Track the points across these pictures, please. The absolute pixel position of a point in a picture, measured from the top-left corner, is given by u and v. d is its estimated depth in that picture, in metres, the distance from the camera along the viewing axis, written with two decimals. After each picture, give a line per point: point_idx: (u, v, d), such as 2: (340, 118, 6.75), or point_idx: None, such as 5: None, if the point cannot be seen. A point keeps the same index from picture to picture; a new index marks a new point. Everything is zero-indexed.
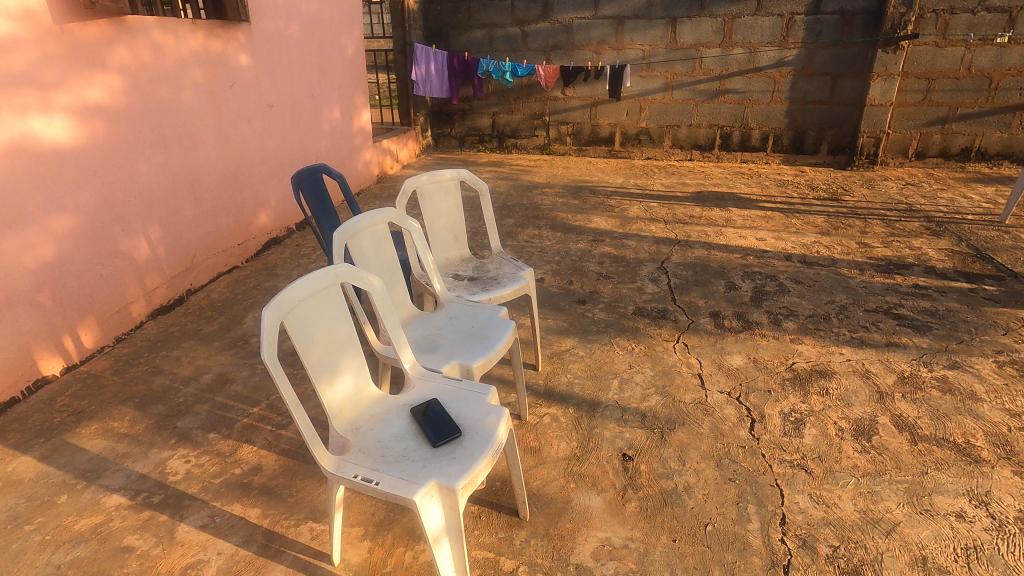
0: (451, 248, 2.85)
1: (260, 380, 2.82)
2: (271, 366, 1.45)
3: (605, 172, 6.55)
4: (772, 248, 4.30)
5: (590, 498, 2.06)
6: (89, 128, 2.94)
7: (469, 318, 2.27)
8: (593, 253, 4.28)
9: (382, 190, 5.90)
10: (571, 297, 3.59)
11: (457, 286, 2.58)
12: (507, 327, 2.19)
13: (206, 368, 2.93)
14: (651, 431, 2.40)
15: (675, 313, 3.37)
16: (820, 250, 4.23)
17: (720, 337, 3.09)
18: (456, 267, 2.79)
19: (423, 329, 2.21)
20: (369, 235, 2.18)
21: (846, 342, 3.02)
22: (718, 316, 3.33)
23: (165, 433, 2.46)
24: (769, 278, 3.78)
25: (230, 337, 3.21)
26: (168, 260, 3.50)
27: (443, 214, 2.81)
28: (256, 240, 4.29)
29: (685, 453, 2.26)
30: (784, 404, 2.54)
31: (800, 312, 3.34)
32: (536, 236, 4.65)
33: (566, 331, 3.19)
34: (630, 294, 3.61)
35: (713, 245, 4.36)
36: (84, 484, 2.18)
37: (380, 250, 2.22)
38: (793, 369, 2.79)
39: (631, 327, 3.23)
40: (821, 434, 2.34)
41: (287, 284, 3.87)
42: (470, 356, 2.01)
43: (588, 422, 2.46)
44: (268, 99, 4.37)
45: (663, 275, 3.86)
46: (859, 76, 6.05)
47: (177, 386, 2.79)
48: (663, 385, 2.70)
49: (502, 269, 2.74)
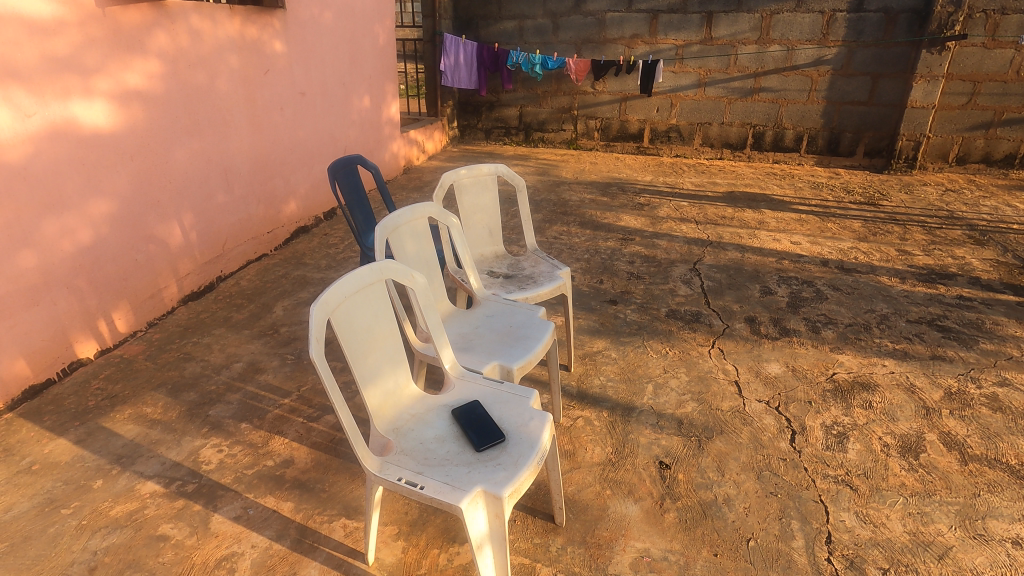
0: (486, 244, 2.80)
1: (291, 370, 2.81)
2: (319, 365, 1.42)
3: (634, 169, 6.45)
4: (808, 252, 4.19)
5: (627, 506, 2.01)
6: (128, 113, 2.94)
7: (507, 318, 2.22)
8: (623, 251, 4.21)
9: (409, 181, 5.87)
10: (602, 296, 3.53)
11: (493, 283, 2.54)
12: (546, 328, 2.14)
13: (237, 357, 2.92)
14: (687, 438, 2.34)
15: (709, 317, 3.29)
16: (858, 256, 4.12)
17: (757, 344, 3.02)
18: (491, 263, 2.75)
19: (460, 327, 2.17)
20: (409, 230, 2.14)
21: (889, 354, 2.92)
22: (754, 321, 3.24)
23: (197, 422, 2.45)
24: (806, 284, 3.68)
25: (260, 326, 3.21)
26: (200, 247, 3.51)
27: (479, 209, 2.76)
28: (285, 228, 4.29)
29: (724, 463, 2.20)
30: (825, 416, 2.46)
31: (840, 320, 3.24)
32: (565, 232, 4.59)
33: (599, 331, 3.14)
34: (662, 296, 3.54)
35: (746, 247, 4.26)
36: (118, 470, 2.19)
37: (420, 246, 2.18)
38: (834, 380, 2.71)
39: (664, 330, 3.16)
40: (866, 450, 2.27)
41: (315, 273, 3.86)
42: (511, 357, 1.96)
43: (623, 427, 2.41)
44: (301, 87, 4.35)
45: (696, 277, 3.78)
46: (901, 77, 5.87)
47: (209, 373, 2.80)
48: (699, 391, 2.64)
49: (538, 267, 2.68)
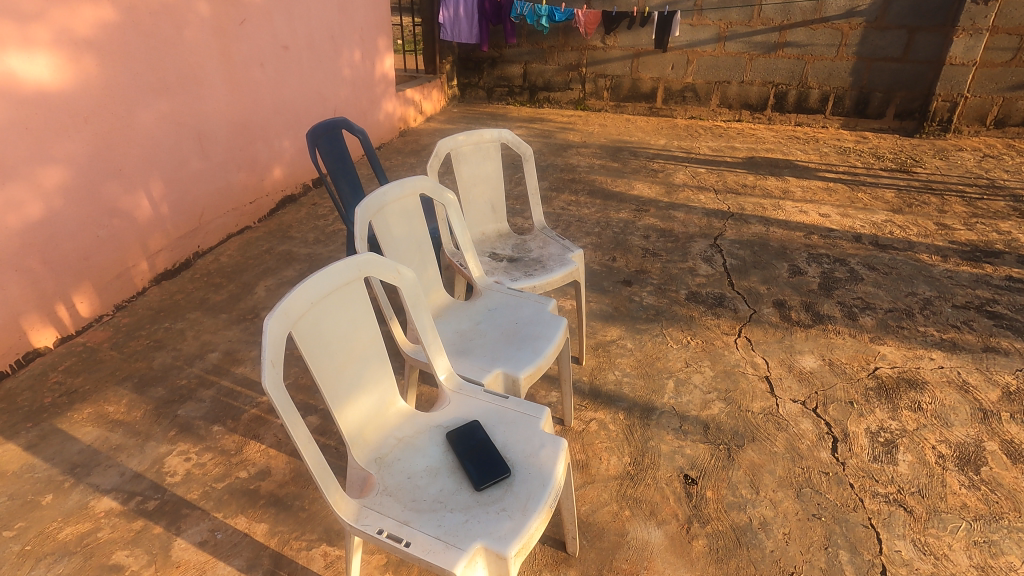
0: (488, 222, 2.48)
1: None
2: (275, 396, 1.09)
3: (646, 131, 6.02)
4: (839, 225, 3.85)
5: (649, 531, 1.76)
6: (78, 68, 2.56)
7: (512, 313, 1.91)
8: (637, 224, 3.87)
9: (405, 145, 5.47)
10: (615, 276, 3.22)
11: (495, 268, 2.23)
12: (557, 326, 1.83)
13: (212, 346, 2.64)
14: (715, 447, 2.08)
15: (734, 301, 2.99)
16: (894, 230, 3.77)
17: (789, 333, 2.72)
18: (492, 244, 2.43)
19: (458, 325, 1.87)
20: (397, 209, 1.80)
21: (936, 345, 2.63)
22: (784, 306, 2.94)
23: (163, 423, 2.19)
24: (839, 262, 3.36)
25: (240, 310, 2.91)
26: (173, 220, 3.17)
27: (479, 181, 2.41)
28: (270, 198, 3.94)
29: (758, 478, 1.94)
30: (870, 420, 2.19)
31: (879, 305, 2.93)
32: (573, 202, 4.23)
33: (612, 317, 2.84)
34: (681, 276, 3.22)
35: (771, 220, 3.92)
36: (72, 483, 1.94)
37: (410, 227, 1.85)
38: (877, 376, 2.43)
39: (684, 316, 2.86)
40: (918, 462, 2.00)
41: (302, 248, 3.54)
42: (517, 364, 1.66)
43: (642, 432, 2.15)
44: (284, 40, 3.92)
45: (717, 254, 3.45)
46: (940, 31, 5.35)
47: (181, 364, 2.51)
48: (726, 389, 2.36)
49: (546, 249, 2.36)
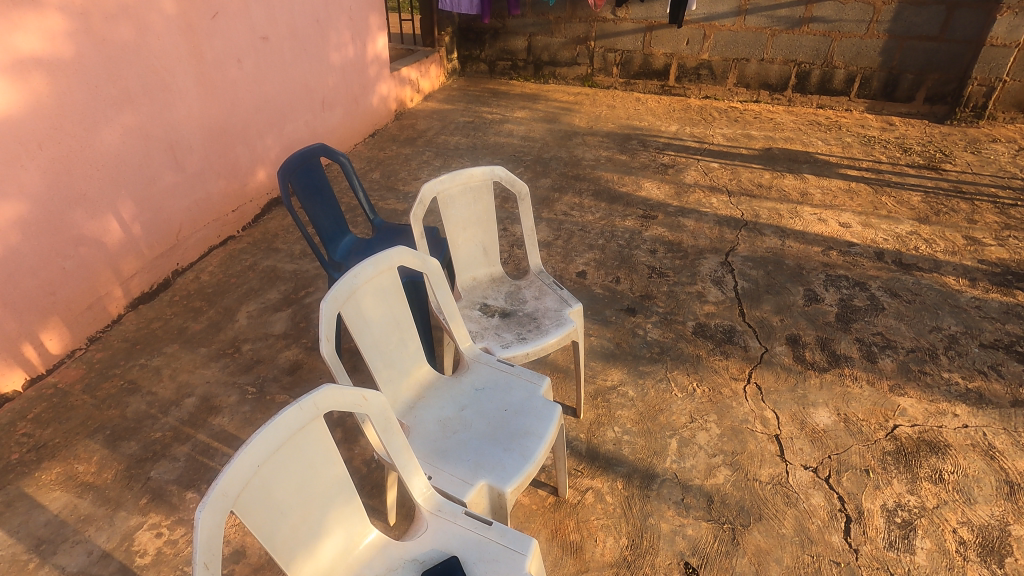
0: (479, 265, 2.28)
1: (250, 411, 2.39)
2: None
3: (657, 114, 5.66)
4: (859, 238, 3.60)
5: None
6: (27, 89, 2.32)
7: (501, 396, 1.74)
8: (644, 235, 3.63)
9: (400, 131, 5.17)
10: (618, 303, 3.02)
11: (485, 329, 2.03)
12: (550, 417, 1.66)
13: (190, 390, 2.49)
14: (719, 527, 1.94)
15: (744, 336, 2.80)
16: (919, 245, 3.52)
17: (802, 379, 2.55)
18: (484, 292, 2.23)
19: (442, 413, 1.70)
20: (370, 289, 1.61)
21: (960, 396, 2.45)
22: (798, 344, 2.75)
23: (135, 489, 2.07)
24: (858, 287, 3.15)
25: (220, 343, 2.75)
26: (148, 240, 2.99)
27: (469, 223, 2.20)
28: (254, 203, 3.71)
29: (764, 569, 1.82)
30: (886, 495, 2.04)
31: (900, 344, 2.74)
32: (576, 206, 3.99)
33: (614, 356, 2.66)
34: (688, 302, 3.02)
35: (787, 231, 3.67)
36: (36, 564, 1.84)
37: (385, 307, 1.66)
38: (896, 437, 2.27)
39: (690, 355, 2.68)
40: (938, 550, 1.86)
41: (288, 262, 3.34)
42: (504, 474, 1.50)
43: (641, 506, 2.01)
44: (262, 31, 3.60)
45: (728, 275, 3.24)
46: (982, 7, 4.89)
47: (155, 413, 2.38)
48: (733, 453, 2.21)
49: (542, 301, 2.16)
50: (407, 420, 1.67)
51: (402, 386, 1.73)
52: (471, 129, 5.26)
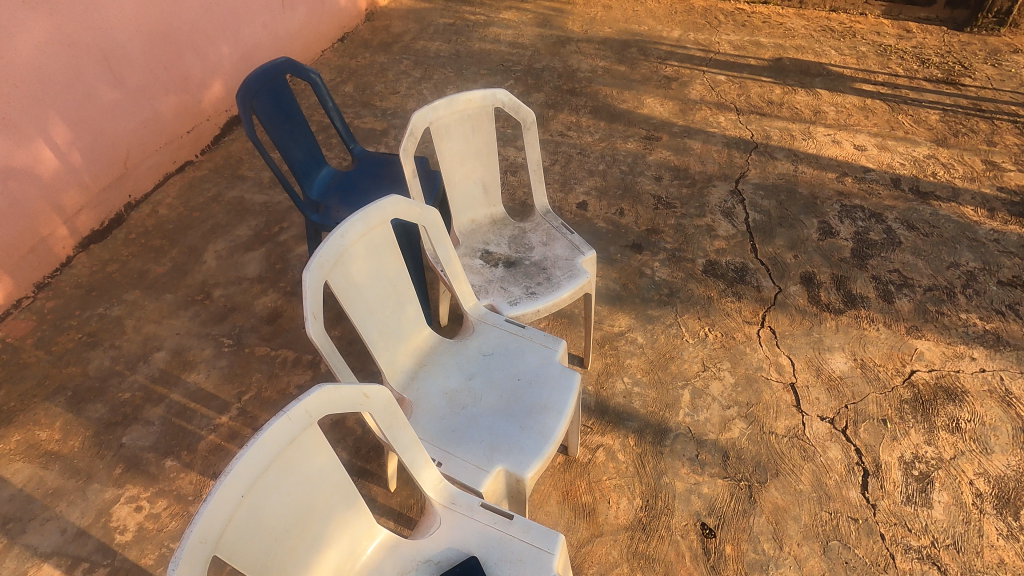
0: (478, 206, 2.02)
1: (228, 366, 2.18)
2: None
3: (657, 17, 5.12)
4: (875, 162, 3.37)
5: None
6: None
7: (513, 363, 1.55)
8: (648, 160, 3.34)
9: (373, 35, 4.58)
10: (623, 239, 2.80)
11: (490, 283, 1.81)
12: (569, 387, 1.49)
13: (158, 343, 2.26)
14: (735, 485, 1.87)
15: (757, 275, 2.63)
16: (936, 171, 3.32)
17: (817, 321, 2.42)
18: (485, 237, 1.99)
19: (447, 383, 1.51)
20: (361, 249, 1.36)
21: (978, 339, 2.36)
22: (812, 283, 2.59)
23: (107, 457, 1.90)
24: (874, 218, 2.97)
25: (187, 288, 2.48)
26: (91, 170, 2.62)
27: (468, 157, 1.92)
28: (212, 122, 3.26)
29: (781, 528, 1.77)
30: (904, 447, 1.98)
31: (917, 282, 2.61)
32: (573, 125, 3.63)
33: (620, 299, 2.49)
34: (697, 237, 2.82)
35: (800, 154, 3.41)
36: (5, 545, 1.69)
37: (379, 267, 1.42)
38: (913, 384, 2.18)
39: (701, 297, 2.52)
40: (955, 504, 1.83)
41: (257, 192, 2.99)
42: (522, 457, 1.35)
43: (655, 464, 1.92)
44: None
45: (739, 206, 3.02)
46: None
47: (122, 371, 2.16)
48: (748, 404, 2.11)
49: (551, 247, 1.93)
50: (410, 393, 1.49)
51: (400, 354, 1.53)
52: (452, 32, 4.69)
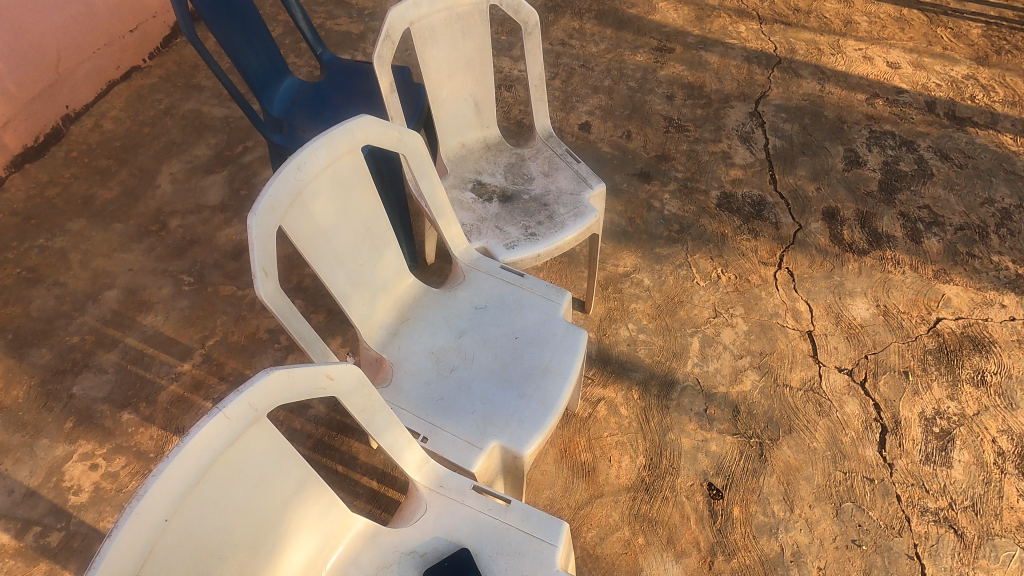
0: (469, 128, 1.73)
1: (190, 307, 1.95)
2: None
3: None
4: (909, 82, 3.04)
5: (665, 567, 1.52)
6: None
7: (509, 319, 1.34)
8: (659, 75, 2.98)
9: None
10: (630, 167, 2.52)
11: (483, 221, 1.56)
12: (574, 347, 1.29)
13: (109, 280, 2.01)
14: (745, 442, 1.74)
15: (775, 210, 2.39)
16: (975, 93, 3.00)
17: (839, 263, 2.22)
18: (477, 165, 1.72)
19: (434, 342, 1.31)
20: (325, 186, 1.10)
21: (1009, 284, 2.18)
22: (835, 220, 2.37)
23: (57, 410, 1.71)
24: (905, 147, 2.69)
25: (140, 217, 2.19)
26: (14, 75, 2.24)
27: (457, 67, 1.61)
28: (161, 18, 2.79)
29: (793, 489, 1.66)
30: (925, 402, 1.85)
31: (948, 220, 2.39)
32: (576, 32, 3.21)
33: (626, 236, 2.25)
34: (712, 166, 2.54)
35: (827, 72, 3.06)
36: None
37: (349, 208, 1.16)
38: (938, 333, 2.02)
39: (714, 234, 2.29)
40: (976, 464, 1.72)
41: (216, 105, 2.61)
42: (520, 431, 1.17)
43: (660, 419, 1.78)
44: None
45: (758, 131, 2.72)
46: None
47: (69, 311, 1.93)
48: (761, 354, 1.94)
49: (554, 179, 1.67)
50: (390, 354, 1.29)
51: (379, 307, 1.31)
52: None
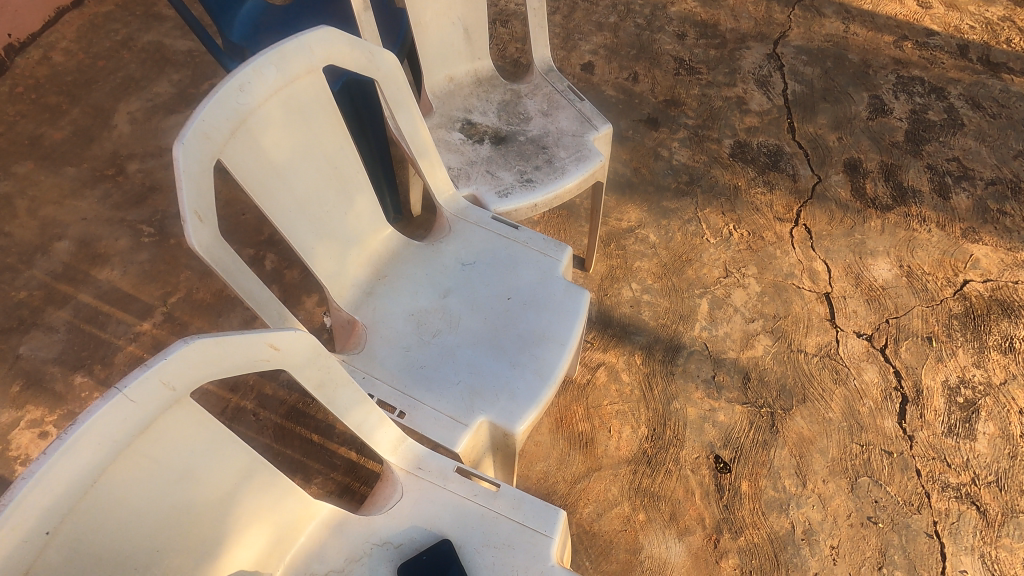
0: (458, 59, 1.51)
1: (150, 261, 1.77)
2: None
3: None
4: (941, 23, 2.78)
5: (667, 546, 1.41)
6: None
7: (501, 278, 1.17)
8: (670, 11, 2.71)
9: None
10: (636, 112, 2.30)
11: (472, 165, 1.37)
12: (576, 310, 1.13)
13: (60, 230, 1.81)
14: (755, 412, 1.61)
15: (794, 161, 2.20)
16: (1012, 36, 2.75)
17: (860, 219, 2.04)
18: (466, 102, 1.51)
19: (415, 303, 1.14)
20: (278, 114, 0.91)
21: None
22: (857, 172, 2.18)
23: (2, 372, 1.55)
24: (934, 94, 2.48)
25: (94, 160, 1.98)
26: None
27: None
28: None
29: (806, 462, 1.54)
30: (949, 370, 1.72)
31: (978, 174, 2.21)
32: None
33: (631, 188, 2.07)
34: (725, 112, 2.33)
35: (852, 10, 2.80)
36: None
37: (309, 143, 0.98)
38: (965, 296, 1.88)
39: (726, 186, 2.10)
40: (1001, 437, 1.60)
41: (178, 36, 2.35)
42: (512, 405, 1.02)
43: (664, 386, 1.64)
44: None
45: (776, 74, 2.49)
46: None
47: (15, 264, 1.74)
48: (775, 317, 1.80)
49: (554, 118, 1.47)
50: (364, 315, 1.12)
51: (351, 262, 1.14)
52: None
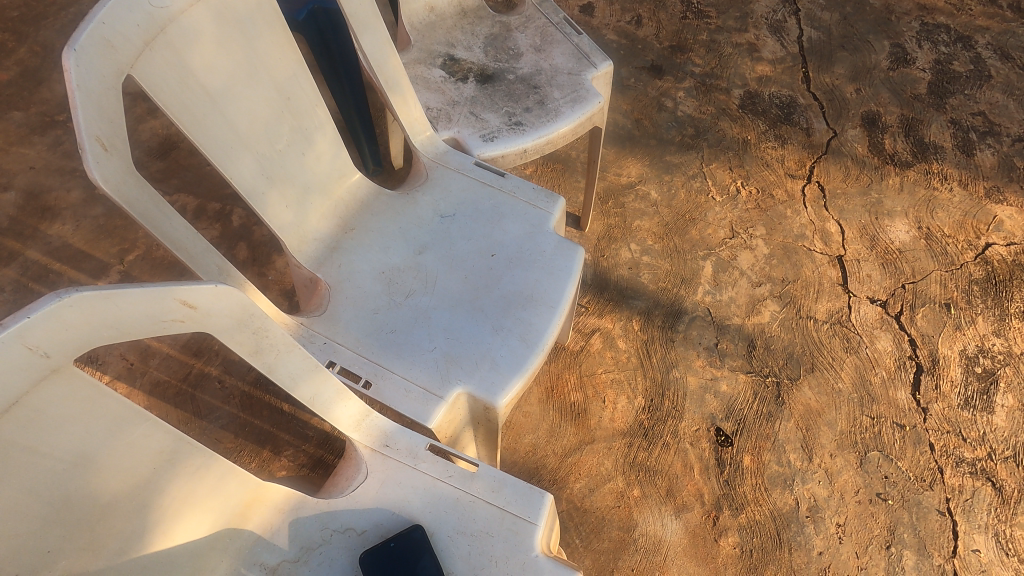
0: None
1: (105, 215, 1.61)
2: None
3: None
4: None
5: (663, 524, 1.31)
6: None
7: (484, 232, 1.03)
8: None
9: None
10: (639, 58, 2.12)
11: (454, 106, 1.21)
12: (567, 267, 0.99)
13: (5, 181, 1.66)
14: (760, 382, 1.50)
15: (808, 113, 2.03)
16: None
17: (878, 177, 1.90)
18: (450, 35, 1.34)
19: (386, 261, 1.01)
20: (206, 31, 0.78)
21: None
22: (876, 126, 2.02)
23: None
24: (961, 42, 2.29)
25: (43, 105, 1.80)
26: None
27: None
28: None
29: (812, 436, 1.44)
30: (968, 339, 1.60)
31: (1005, 130, 2.05)
32: None
33: (631, 142, 1.91)
34: (735, 60, 2.14)
35: None
36: None
37: (249, 70, 0.85)
38: (987, 261, 1.75)
39: (734, 140, 1.95)
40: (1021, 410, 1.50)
41: None
42: (494, 376, 0.90)
43: (663, 354, 1.53)
44: None
45: (792, 20, 2.30)
46: None
47: None
48: (784, 281, 1.67)
49: (548, 54, 1.30)
50: (328, 273, 0.99)
51: (313, 212, 1.01)
52: None
